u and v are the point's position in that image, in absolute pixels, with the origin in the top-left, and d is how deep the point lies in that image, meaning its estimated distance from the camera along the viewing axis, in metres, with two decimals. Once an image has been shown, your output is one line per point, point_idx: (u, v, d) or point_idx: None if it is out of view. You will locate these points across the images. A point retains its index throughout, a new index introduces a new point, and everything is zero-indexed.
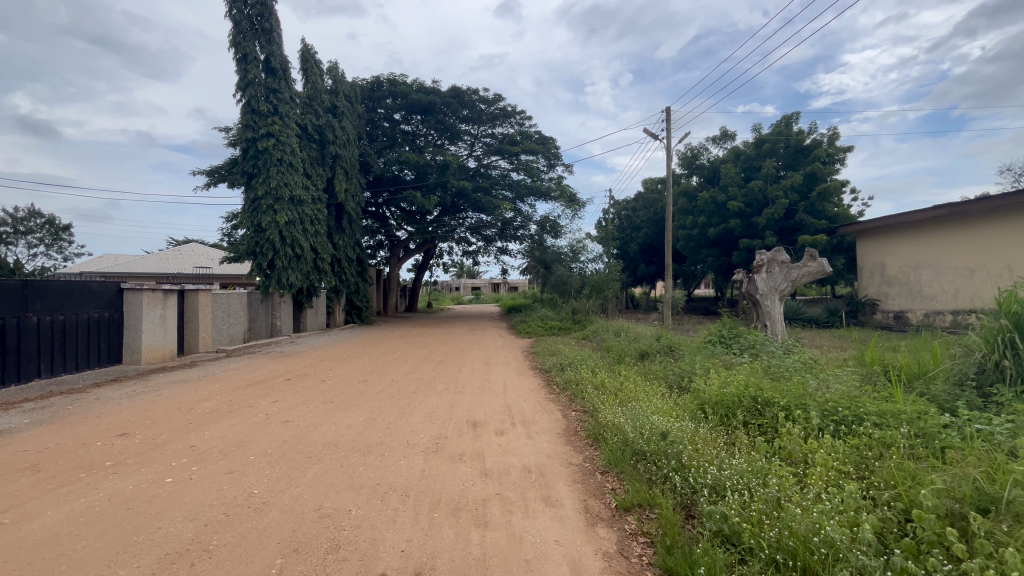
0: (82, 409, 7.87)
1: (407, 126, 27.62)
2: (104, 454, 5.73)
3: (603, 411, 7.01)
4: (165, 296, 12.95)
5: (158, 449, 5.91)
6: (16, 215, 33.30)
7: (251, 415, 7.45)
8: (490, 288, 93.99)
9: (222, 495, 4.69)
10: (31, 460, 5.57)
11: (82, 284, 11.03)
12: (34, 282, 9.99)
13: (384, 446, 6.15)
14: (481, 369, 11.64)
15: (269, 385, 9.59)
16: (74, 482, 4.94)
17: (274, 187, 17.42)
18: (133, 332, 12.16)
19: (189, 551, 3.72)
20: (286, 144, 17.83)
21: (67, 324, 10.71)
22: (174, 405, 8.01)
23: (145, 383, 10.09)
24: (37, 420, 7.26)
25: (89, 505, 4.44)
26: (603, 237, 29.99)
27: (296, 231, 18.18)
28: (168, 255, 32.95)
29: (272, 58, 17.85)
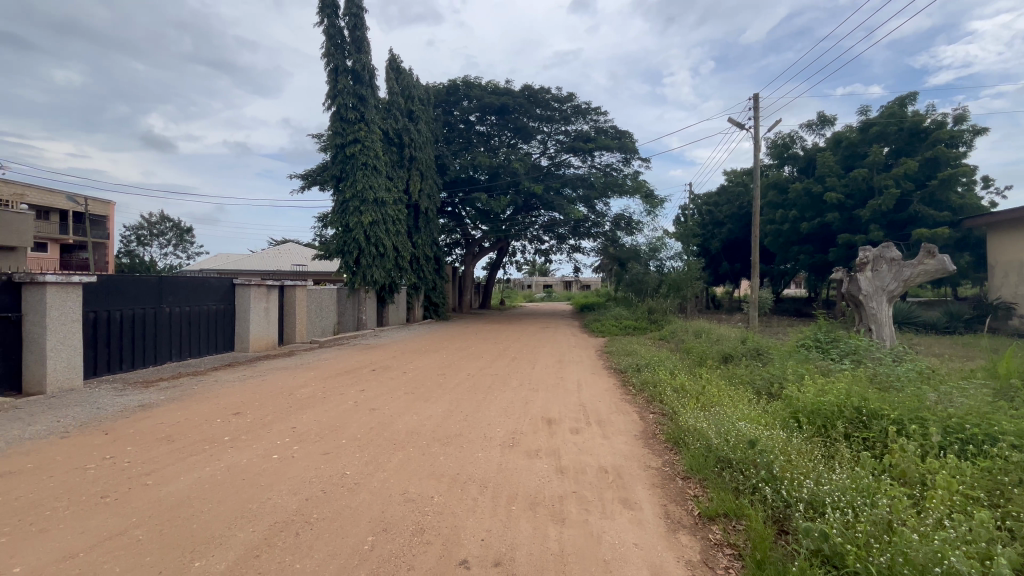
0: (204, 390, 8.93)
1: (482, 128, 28.21)
2: (223, 430, 6.47)
3: (684, 414, 6.73)
4: (269, 291, 14.34)
5: (265, 428, 6.58)
6: (150, 219, 38.97)
7: (342, 401, 8.05)
8: (562, 286, 93.43)
9: (320, 473, 5.12)
10: (167, 431, 6.45)
11: (204, 281, 12.53)
12: (169, 278, 11.53)
13: (462, 437, 6.36)
14: (554, 367, 11.66)
15: (357, 375, 10.28)
16: (199, 453, 5.64)
17: (361, 190, 18.65)
18: (243, 323, 13.60)
19: (293, 522, 4.10)
20: (371, 149, 18.96)
21: (192, 315, 12.22)
22: (278, 389, 8.87)
23: (253, 368, 11.28)
24: (170, 398, 8.36)
25: (213, 473, 5.06)
26: (683, 234, 28.70)
27: (380, 231, 19.34)
28: (270, 253, 36.53)
29: (357, 68, 19.02)
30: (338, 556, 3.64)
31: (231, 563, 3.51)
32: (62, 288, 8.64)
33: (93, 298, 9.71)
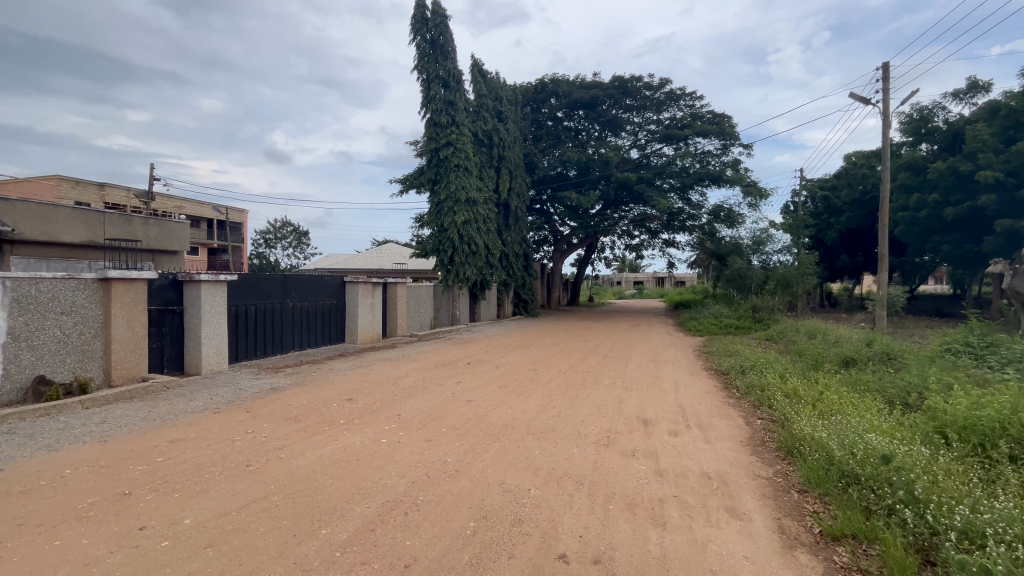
0: (322, 376, 9.92)
1: (570, 123, 27.97)
2: (339, 413, 7.15)
3: (799, 422, 6.13)
4: (374, 288, 15.56)
5: (375, 414, 7.15)
6: (274, 224, 44.35)
7: (441, 392, 8.49)
8: (654, 283, 89.66)
9: (424, 459, 5.45)
10: (294, 411, 7.28)
11: (320, 279, 13.94)
12: (293, 276, 12.99)
13: (557, 433, 6.39)
14: (648, 366, 11.26)
15: (453, 368, 10.78)
16: (321, 433, 6.29)
17: (454, 191, 19.46)
18: (352, 317, 14.87)
19: (402, 502, 4.41)
20: (462, 151, 19.65)
21: (311, 309, 13.65)
22: (384, 379, 9.59)
23: (362, 359, 12.30)
24: (294, 382, 9.41)
25: (333, 452, 5.62)
26: (792, 225, 26.16)
27: (472, 230, 20.05)
28: (373, 253, 39.49)
29: (448, 74, 19.78)
30: (444, 538, 3.85)
31: (351, 534, 3.86)
32: (213, 285, 10.12)
33: (235, 294, 11.25)
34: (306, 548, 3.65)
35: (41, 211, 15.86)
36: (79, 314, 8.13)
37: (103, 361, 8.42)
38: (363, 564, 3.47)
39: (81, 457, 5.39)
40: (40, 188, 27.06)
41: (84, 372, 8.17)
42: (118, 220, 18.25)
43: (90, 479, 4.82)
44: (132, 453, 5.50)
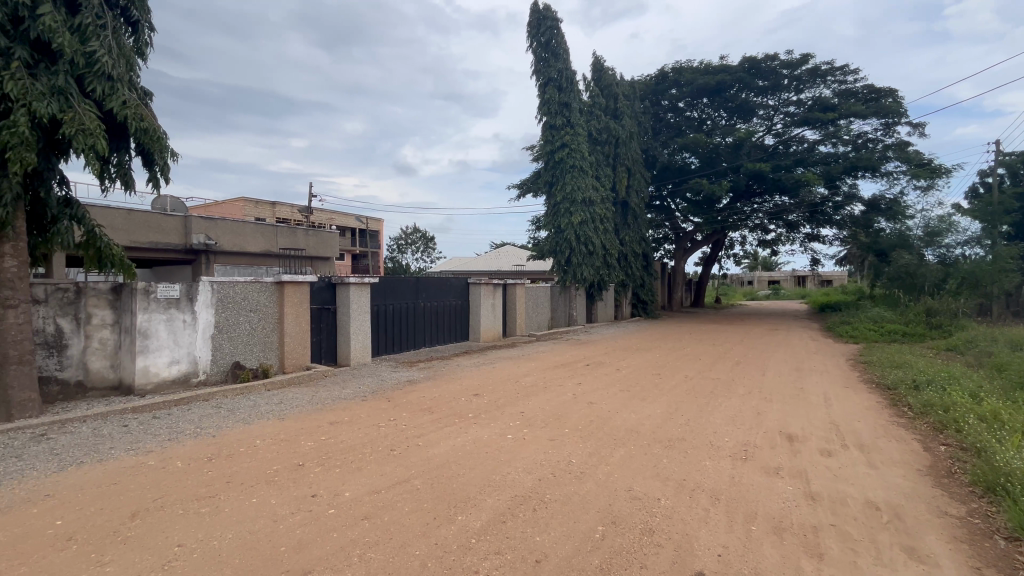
0: (450, 372, 10.62)
1: (693, 113, 26.24)
2: (467, 408, 7.58)
3: (1002, 453, 5.00)
4: (494, 289, 16.23)
5: (500, 410, 7.46)
6: (406, 231, 48.88)
7: (562, 393, 8.55)
8: (793, 283, 79.95)
9: (549, 457, 5.53)
10: (428, 403, 7.91)
11: (447, 280, 14.94)
12: (424, 279, 14.11)
13: (686, 442, 6.04)
14: (791, 375, 10.08)
15: (573, 369, 10.78)
16: (452, 424, 6.75)
17: (570, 192, 19.47)
18: (475, 317, 15.66)
19: (530, 498, 4.53)
20: (577, 151, 19.55)
21: (440, 309, 14.70)
22: (506, 377, 9.94)
23: (485, 356, 12.90)
24: (427, 376, 10.23)
25: (464, 443, 5.98)
26: (982, 212, 21.53)
27: (589, 230, 19.87)
28: (492, 256, 41.25)
29: (562, 75, 19.77)
30: (572, 538, 3.86)
31: (485, 523, 4.07)
32: (360, 287, 11.45)
33: (376, 294, 12.59)
34: (445, 531, 3.94)
35: (233, 227, 19.38)
36: (261, 311, 9.78)
37: (279, 351, 10.02)
38: (496, 553, 3.64)
39: (266, 431, 6.48)
40: (231, 208, 33.11)
41: (265, 359, 9.81)
42: (286, 232, 21.54)
43: (275, 449, 5.76)
44: (303, 430, 6.47)
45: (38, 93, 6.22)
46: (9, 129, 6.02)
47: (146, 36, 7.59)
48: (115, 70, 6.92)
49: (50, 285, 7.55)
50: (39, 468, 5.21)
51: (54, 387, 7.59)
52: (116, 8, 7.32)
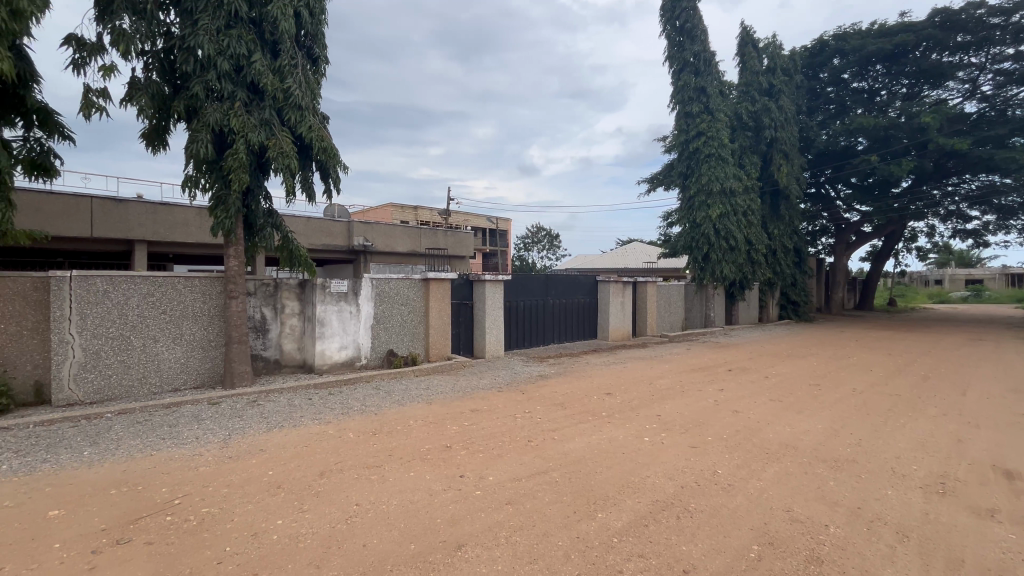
0: (581, 369, 10.63)
1: (862, 84, 22.53)
2: (600, 406, 7.52)
3: None
4: (625, 287, 15.82)
5: (634, 411, 7.26)
6: (532, 230, 50.26)
7: (702, 398, 8.02)
8: (1003, 282, 63.96)
9: (691, 465, 5.24)
10: (561, 398, 8.03)
11: (576, 278, 14.99)
12: (554, 276, 14.35)
13: (859, 465, 5.24)
14: (1005, 397, 8.12)
15: (713, 373, 10.03)
16: (586, 421, 6.76)
17: (708, 184, 18.13)
18: (604, 315, 15.45)
19: (673, 504, 4.35)
20: (716, 138, 18.06)
21: (569, 306, 14.81)
22: (639, 377, 9.62)
23: (615, 355, 12.65)
24: (558, 372, 10.38)
25: (599, 441, 5.97)
26: None
27: (730, 223, 18.32)
28: (619, 253, 40.28)
29: (699, 59, 18.38)
30: (722, 553, 3.61)
31: (626, 524, 4.01)
32: (494, 283, 12.06)
33: (509, 291, 13.15)
34: (586, 526, 3.98)
35: (385, 230, 21.82)
36: (411, 305, 10.88)
37: (425, 341, 11.04)
38: (640, 556, 3.57)
39: (418, 413, 7.19)
40: (382, 214, 37.30)
41: (414, 348, 10.89)
42: (428, 233, 23.58)
43: (426, 430, 6.38)
44: (448, 415, 7.05)
45: (252, 125, 7.72)
46: (233, 156, 7.59)
47: (323, 69, 8.88)
48: (302, 101, 8.26)
49: (258, 280, 9.32)
50: (254, 427, 6.48)
51: (261, 362, 9.36)
52: (304, 48, 8.71)
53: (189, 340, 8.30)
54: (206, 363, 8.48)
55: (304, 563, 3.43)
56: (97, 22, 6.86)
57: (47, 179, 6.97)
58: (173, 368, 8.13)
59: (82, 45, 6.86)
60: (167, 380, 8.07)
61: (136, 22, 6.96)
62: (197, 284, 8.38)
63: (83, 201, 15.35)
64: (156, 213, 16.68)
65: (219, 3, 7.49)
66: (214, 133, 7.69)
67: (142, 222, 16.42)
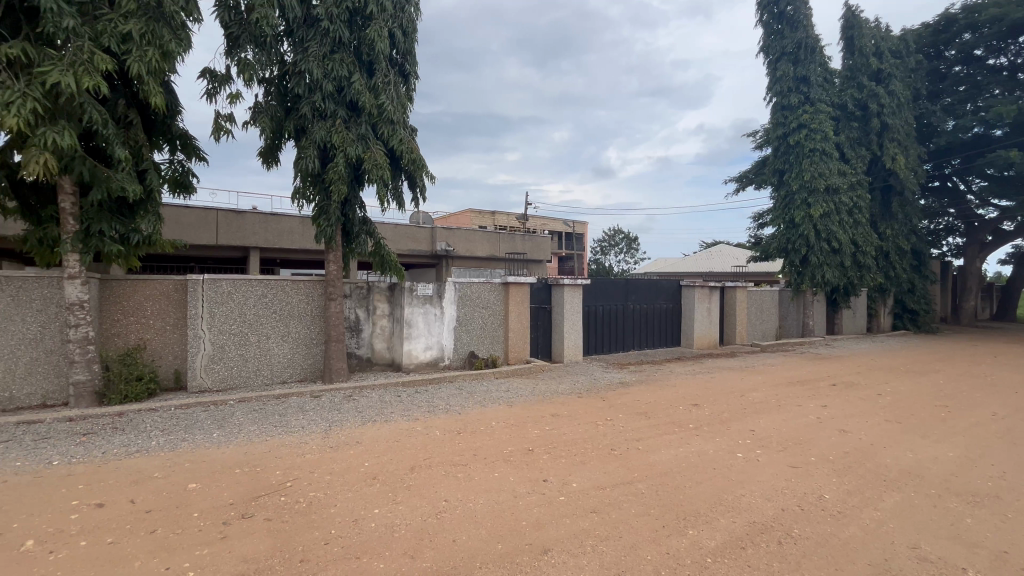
0: (664, 378, 10.22)
1: (999, 60, 19.76)
2: (686, 417, 7.18)
3: None
4: (711, 292, 14.98)
5: (725, 424, 6.84)
6: (609, 233, 49.34)
7: (803, 414, 7.36)
8: None
9: (792, 486, 4.84)
10: (644, 407, 7.77)
11: (658, 283, 14.47)
12: (634, 281, 13.96)
13: (1002, 502, 4.52)
14: None
15: (814, 387, 9.17)
16: (673, 433, 6.48)
17: (808, 180, 16.65)
18: (689, 322, 14.74)
19: (773, 528, 4.04)
20: (819, 131, 16.54)
21: (650, 311, 14.33)
22: (729, 389, 9.04)
23: (700, 364, 12.01)
24: (640, 380, 10.06)
25: (687, 454, 5.70)
26: None
27: (834, 223, 16.70)
28: (703, 256, 38.26)
29: (800, 46, 16.96)
30: None
31: (721, 544, 3.80)
32: (573, 288, 11.98)
33: (588, 295, 13.00)
34: (677, 542, 3.82)
35: (466, 235, 22.57)
36: (491, 308, 11.13)
37: (504, 344, 11.22)
38: None
39: (500, 414, 7.33)
40: (461, 219, 38.59)
41: (494, 351, 11.12)
42: (507, 238, 24.02)
43: (508, 432, 6.48)
44: (530, 419, 7.10)
45: (350, 140, 8.37)
46: (334, 169, 8.29)
47: (414, 84, 9.39)
48: (395, 115, 8.81)
49: (353, 283, 10.05)
50: (351, 420, 6.98)
51: (355, 360, 10.08)
52: (397, 66, 9.28)
53: (295, 337, 9.14)
54: (309, 358, 9.28)
55: (399, 552, 3.63)
56: (226, 56, 7.82)
57: (186, 195, 8.05)
58: (282, 362, 9.00)
59: (215, 77, 7.84)
60: (276, 373, 8.95)
61: (257, 53, 7.83)
62: (302, 286, 9.21)
63: (210, 213, 17.52)
64: (268, 223, 18.61)
65: (325, 31, 8.21)
66: (319, 149, 8.44)
67: (256, 231, 18.39)
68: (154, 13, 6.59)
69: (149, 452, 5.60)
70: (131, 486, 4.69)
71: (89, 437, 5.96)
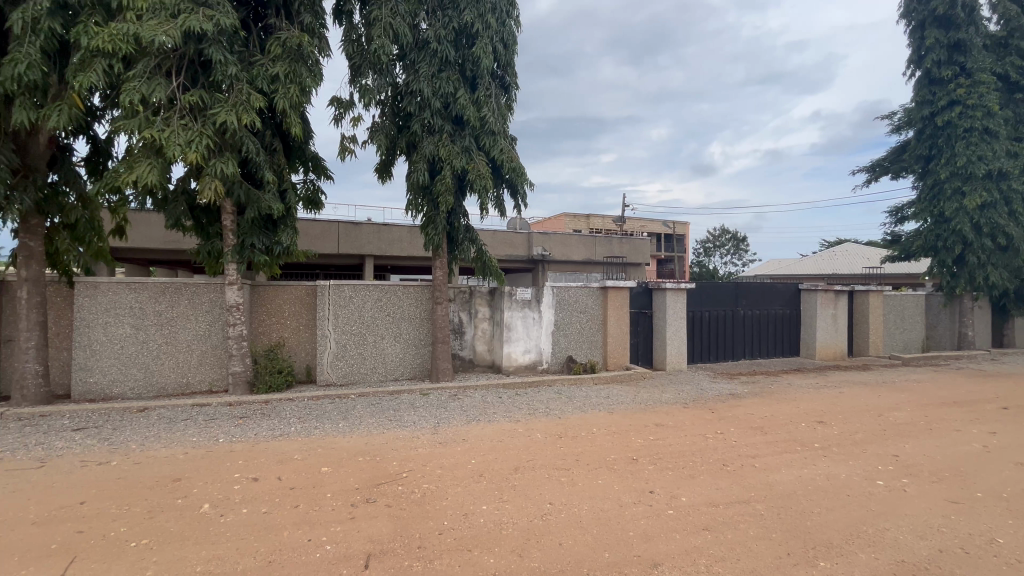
0: (782, 391, 9.33)
1: None
2: (811, 436, 6.48)
3: None
4: (837, 297, 13.37)
5: (860, 447, 6.06)
6: (714, 234, 46.31)
7: (962, 441, 6.27)
8: None
9: (952, 525, 4.15)
10: (760, 422, 7.15)
11: (773, 286, 13.26)
12: (745, 284, 12.94)
13: None
14: None
15: (977, 410, 7.75)
16: (796, 452, 5.89)
17: (963, 166, 14.15)
18: (810, 329, 13.32)
19: (928, 571, 3.50)
20: (978, 106, 13.99)
21: (764, 318, 13.18)
22: (863, 407, 7.99)
23: (825, 377, 10.78)
24: (753, 392, 9.29)
25: (814, 477, 5.15)
26: None
27: (999, 215, 14.02)
28: (825, 256, 34.35)
29: (954, 8, 14.51)
30: None
31: None
32: (676, 292, 11.44)
33: (692, 300, 12.32)
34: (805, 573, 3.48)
35: (562, 239, 22.64)
36: (589, 313, 11.03)
37: (603, 349, 11.05)
38: None
39: (600, 421, 7.22)
40: (556, 223, 38.76)
41: (592, 356, 10.99)
42: (603, 242, 23.63)
43: (611, 440, 6.36)
44: (632, 427, 6.90)
45: (456, 152, 8.85)
46: (442, 181, 8.83)
47: (514, 94, 9.68)
48: (496, 126, 9.16)
49: (457, 288, 10.58)
50: (457, 418, 7.34)
51: (459, 361, 10.58)
52: (499, 79, 9.62)
53: (406, 338, 9.85)
54: (418, 358, 9.94)
55: (508, 550, 3.75)
56: (350, 83, 8.71)
57: (316, 210, 9.09)
58: (395, 361, 9.75)
59: (341, 103, 8.77)
60: (390, 371, 9.71)
61: (376, 78, 8.62)
62: (412, 291, 9.90)
63: (332, 225, 19.53)
64: (380, 232, 20.26)
65: (434, 52, 8.78)
66: (428, 163, 9.04)
67: (370, 240, 20.11)
68: (295, 54, 7.59)
69: (289, 437, 6.40)
70: (277, 465, 5.40)
71: (243, 420, 6.97)
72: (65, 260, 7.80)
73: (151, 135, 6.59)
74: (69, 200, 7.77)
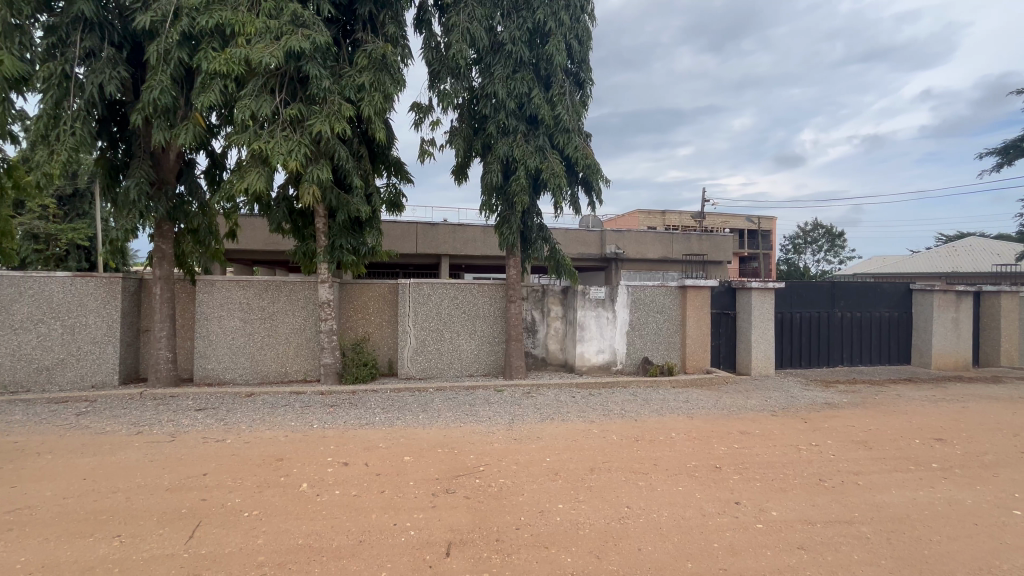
0: (889, 402, 8.40)
1: None
2: (927, 454, 5.76)
3: None
4: (959, 298, 11.76)
5: (990, 470, 5.29)
6: (806, 229, 42.62)
7: None
8: None
9: None
10: (863, 436, 6.49)
11: (878, 285, 11.96)
12: (844, 283, 11.79)
13: None
14: None
15: None
16: (908, 471, 5.26)
17: None
18: (923, 335, 11.85)
19: None
20: None
21: (866, 321, 11.93)
22: (992, 424, 6.98)
23: (942, 389, 9.55)
24: (853, 402, 8.45)
25: (932, 500, 4.57)
26: None
27: None
28: (942, 252, 30.37)
29: None
30: None
31: None
32: (763, 292, 10.70)
33: (782, 300, 11.43)
34: None
35: (636, 237, 21.99)
36: (667, 313, 10.61)
37: (681, 351, 10.60)
38: None
39: (679, 426, 6.93)
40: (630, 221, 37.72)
41: (669, 357, 10.59)
42: (681, 239, 22.62)
43: (692, 446, 6.08)
44: (715, 434, 6.55)
45: (530, 152, 8.91)
46: (517, 181, 8.93)
47: (589, 91, 9.55)
48: (570, 124, 9.11)
49: (530, 286, 10.66)
50: (531, 416, 7.40)
51: (531, 359, 10.66)
52: (572, 76, 9.54)
53: (481, 335, 10.09)
54: (492, 355, 10.15)
55: (586, 550, 3.73)
56: (429, 89, 9.06)
57: (398, 212, 9.56)
58: (469, 357, 10.03)
59: (421, 109, 9.16)
60: (465, 366, 10.00)
61: (454, 83, 8.91)
62: (486, 289, 10.11)
63: (411, 226, 20.46)
64: (455, 232, 20.91)
65: (509, 54, 8.89)
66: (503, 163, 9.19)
67: (446, 240, 20.82)
68: (379, 65, 8.04)
69: (375, 426, 6.81)
70: (364, 452, 5.76)
71: (334, 409, 7.53)
72: (190, 261, 8.87)
73: (259, 147, 7.32)
74: (193, 208, 8.80)
